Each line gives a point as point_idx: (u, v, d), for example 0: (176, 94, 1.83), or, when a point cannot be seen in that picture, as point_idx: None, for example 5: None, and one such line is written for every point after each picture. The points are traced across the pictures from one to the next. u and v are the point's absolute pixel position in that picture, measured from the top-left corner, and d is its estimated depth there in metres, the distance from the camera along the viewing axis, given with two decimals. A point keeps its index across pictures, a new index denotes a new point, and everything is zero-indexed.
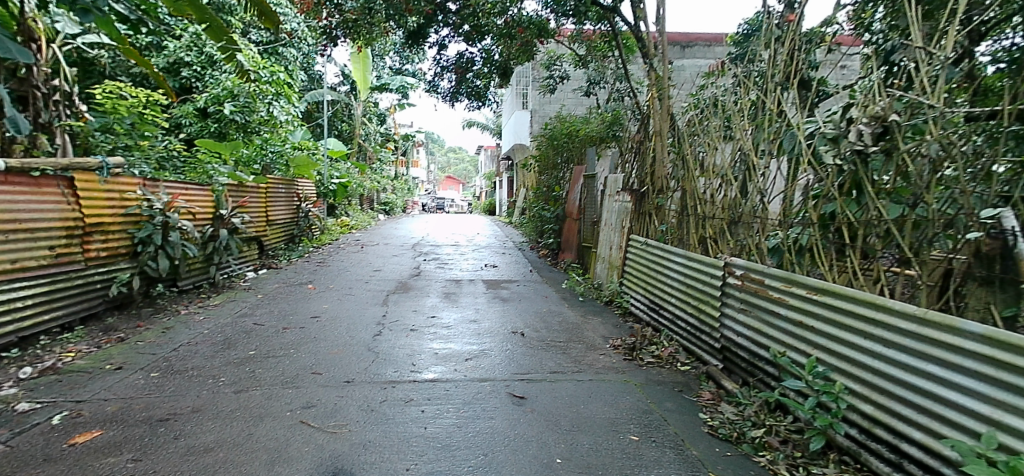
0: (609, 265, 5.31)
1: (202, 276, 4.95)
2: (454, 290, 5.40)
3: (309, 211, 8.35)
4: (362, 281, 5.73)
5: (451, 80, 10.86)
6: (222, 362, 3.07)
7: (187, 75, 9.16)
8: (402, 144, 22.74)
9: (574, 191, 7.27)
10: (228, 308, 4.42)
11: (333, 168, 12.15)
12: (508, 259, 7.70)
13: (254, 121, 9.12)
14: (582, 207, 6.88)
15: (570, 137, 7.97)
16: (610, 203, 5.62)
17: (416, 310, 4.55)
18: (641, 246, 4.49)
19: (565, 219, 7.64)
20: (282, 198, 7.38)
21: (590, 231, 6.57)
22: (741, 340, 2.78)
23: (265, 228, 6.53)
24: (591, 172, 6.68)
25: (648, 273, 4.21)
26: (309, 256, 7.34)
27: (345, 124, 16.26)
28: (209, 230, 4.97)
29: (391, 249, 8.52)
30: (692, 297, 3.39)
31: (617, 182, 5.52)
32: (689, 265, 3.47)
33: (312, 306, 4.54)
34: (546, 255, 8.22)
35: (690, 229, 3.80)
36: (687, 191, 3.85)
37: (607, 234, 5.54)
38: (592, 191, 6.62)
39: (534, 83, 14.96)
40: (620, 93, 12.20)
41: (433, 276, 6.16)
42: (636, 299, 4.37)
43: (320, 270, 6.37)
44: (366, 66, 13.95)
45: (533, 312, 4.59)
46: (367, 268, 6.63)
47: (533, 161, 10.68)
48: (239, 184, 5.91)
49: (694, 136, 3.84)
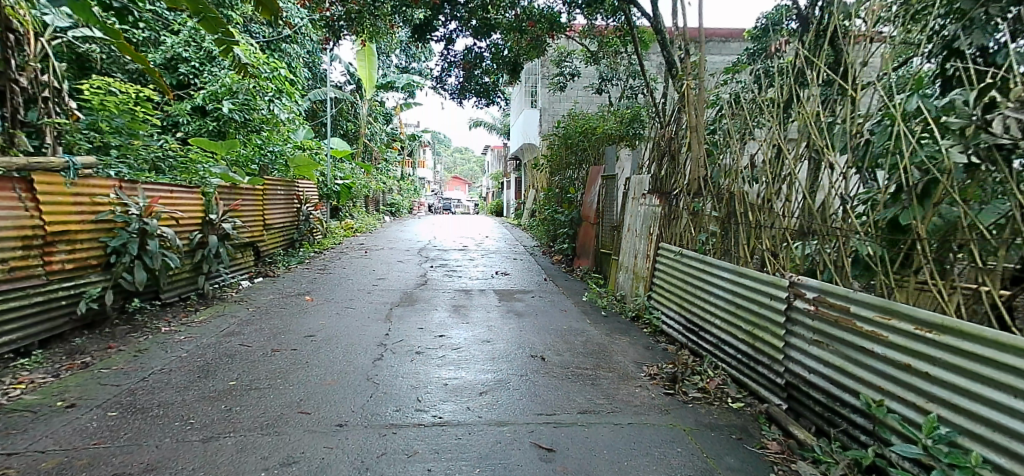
0: (633, 275, 4.84)
1: (190, 287, 4.54)
2: (465, 303, 4.93)
3: (310, 214, 7.91)
4: (364, 292, 5.27)
5: (458, 76, 10.40)
6: (196, 397, 2.62)
7: (185, 71, 8.70)
8: (408, 143, 22.35)
9: (591, 193, 6.78)
10: (214, 324, 3.98)
11: (336, 168, 11.74)
12: (521, 265, 7.23)
13: (255, 120, 8.70)
14: (600, 211, 6.39)
15: (585, 135, 7.49)
16: (634, 207, 5.12)
17: (422, 327, 4.09)
18: (673, 257, 4.01)
19: (581, 222, 7.14)
20: (281, 200, 6.94)
21: (609, 237, 6.08)
22: (815, 379, 2.31)
23: (262, 233, 6.10)
24: (609, 172, 6.19)
25: (683, 288, 3.73)
26: (309, 262, 6.91)
27: (350, 124, 15.83)
28: (196, 236, 4.55)
29: (397, 254, 8.05)
30: (743, 320, 2.92)
31: (642, 183, 5.02)
32: (739, 283, 2.99)
33: (308, 322, 4.10)
34: (560, 261, 7.75)
35: (735, 239, 3.31)
36: (732, 196, 3.36)
37: (631, 241, 5.05)
38: (611, 192, 6.12)
39: (543, 80, 14.48)
40: (634, 90, 11.74)
41: (440, 286, 5.69)
42: (669, 316, 3.89)
43: (320, 278, 5.94)
44: (370, 64, 13.52)
45: (553, 330, 4.11)
46: (369, 276, 6.17)
47: (544, 161, 10.21)
48: (233, 186, 5.48)
49: (740, 132, 3.36)
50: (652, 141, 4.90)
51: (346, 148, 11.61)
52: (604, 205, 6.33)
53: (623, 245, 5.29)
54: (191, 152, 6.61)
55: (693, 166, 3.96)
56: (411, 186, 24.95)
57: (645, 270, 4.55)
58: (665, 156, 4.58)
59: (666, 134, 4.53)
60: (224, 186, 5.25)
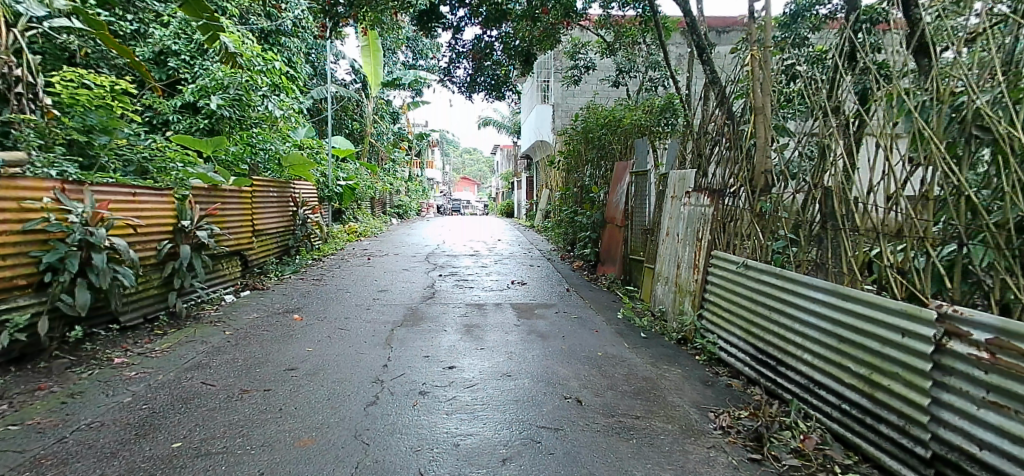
0: (677, 287, 4.11)
1: (157, 305, 3.91)
2: (479, 321, 4.23)
3: (308, 217, 7.26)
4: (363, 308, 4.58)
5: (467, 68, 9.69)
6: (119, 471, 1.94)
7: (175, 66, 8.09)
8: (417, 143, 21.71)
9: (618, 192, 6.05)
10: (179, 353, 3.31)
11: (339, 169, 11.11)
12: (539, 273, 6.51)
13: (250, 117, 8.09)
14: (630, 212, 5.67)
15: (609, 127, 6.74)
16: (675, 207, 4.40)
17: (428, 355, 3.39)
18: (734, 270, 3.28)
19: (606, 224, 6.42)
20: (274, 203, 6.27)
21: (640, 242, 5.36)
22: (992, 458, 1.60)
23: (250, 240, 5.45)
24: (640, 168, 5.48)
25: (752, 310, 3.01)
26: (305, 272, 6.26)
27: (356, 123, 15.20)
28: (166, 246, 3.92)
29: (403, 261, 7.39)
30: (852, 358, 2.20)
31: (686, 179, 4.28)
32: (845, 311, 2.26)
33: (292, 350, 3.42)
34: (581, 267, 7.02)
35: (829, 247, 2.56)
36: (824, 191, 2.61)
37: (672, 248, 4.32)
38: (642, 190, 5.40)
39: (556, 74, 13.73)
40: (654, 82, 10.94)
41: (451, 299, 4.99)
42: (731, 343, 3.17)
43: (314, 291, 5.27)
44: (375, 59, 12.87)
45: (586, 357, 3.40)
46: (370, 287, 5.49)
47: (561, 158, 9.47)
48: (215, 188, 4.82)
49: (833, 108, 2.62)
50: (699, 130, 4.15)
51: (350, 147, 10.96)
52: (633, 204, 5.62)
53: (661, 252, 4.58)
54: (170, 148, 5.97)
55: (757, 155, 3.22)
56: (420, 187, 24.30)
57: (695, 283, 3.81)
58: (715, 146, 3.84)
59: (718, 119, 3.78)
60: (200, 189, 4.56)
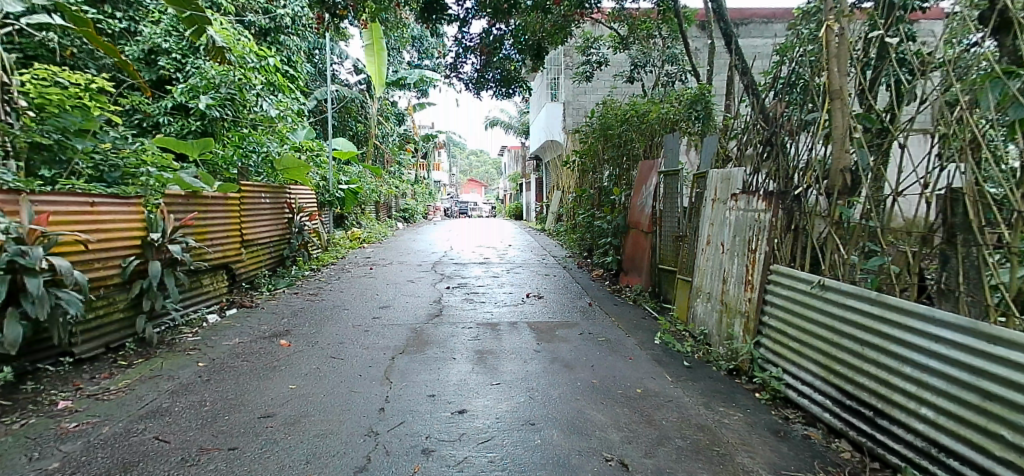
0: (725, 307, 3.55)
1: (122, 332, 3.39)
2: (493, 346, 3.68)
3: (307, 225, 6.75)
4: (360, 330, 4.05)
5: (475, 64, 9.12)
6: None
7: (165, 65, 7.62)
8: (423, 145, 21.23)
9: (645, 194, 5.47)
10: (138, 393, 2.78)
11: (342, 172, 10.62)
12: (556, 284, 5.94)
13: (244, 118, 7.60)
14: (659, 217, 5.10)
15: (631, 123, 6.16)
16: (717, 213, 3.84)
17: (434, 394, 2.84)
18: (805, 291, 2.70)
19: (630, 230, 5.86)
20: (267, 210, 5.76)
21: (672, 252, 4.80)
22: None
23: (238, 252, 4.93)
24: (670, 168, 4.92)
25: (837, 343, 2.42)
26: (301, 285, 5.75)
27: (360, 124, 14.71)
28: (132, 263, 3.40)
29: (408, 270, 6.85)
30: (1005, 424, 1.63)
31: (732, 180, 3.69)
32: (998, 360, 1.66)
33: (274, 388, 2.89)
34: (601, 276, 6.45)
35: (962, 267, 1.96)
36: (949, 195, 2.02)
37: (716, 261, 3.76)
38: (673, 193, 4.85)
39: (567, 71, 13.16)
40: (671, 76, 10.33)
41: (461, 318, 4.45)
42: (803, 381, 2.62)
43: (309, 308, 4.74)
44: (380, 59, 12.28)
45: (624, 396, 2.83)
46: (371, 303, 4.97)
47: (575, 158, 8.89)
48: (197, 195, 4.30)
49: (957, 91, 2.03)
50: (750, 124, 3.56)
51: (352, 149, 10.45)
52: (662, 209, 5.06)
53: (700, 263, 4.02)
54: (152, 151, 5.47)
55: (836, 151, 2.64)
56: (426, 189, 23.79)
57: (748, 304, 3.26)
58: (770, 140, 3.26)
59: (778, 110, 3.20)
60: (172, 193, 3.95)
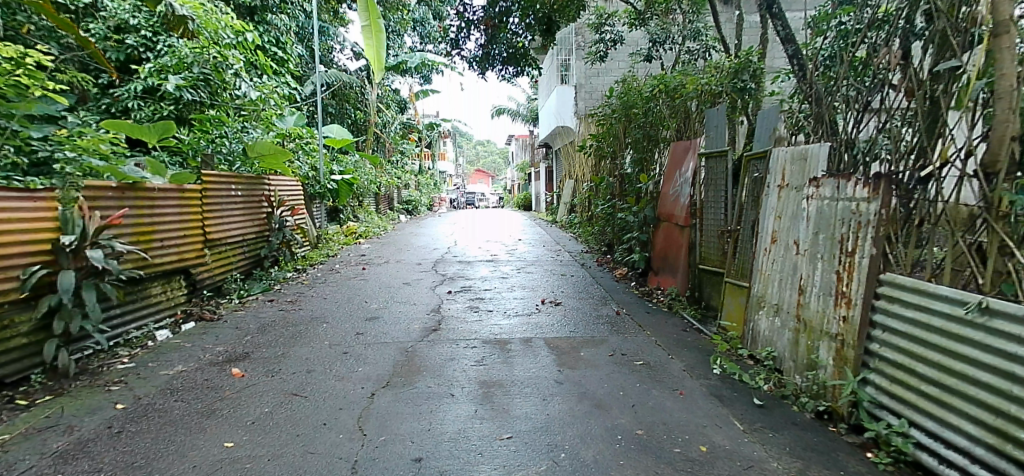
0: (804, 325, 2.73)
1: (27, 362, 2.64)
2: (502, 376, 2.88)
3: (291, 221, 5.99)
4: (338, 350, 3.27)
5: (480, 40, 8.22)
6: None
7: (134, 43, 6.84)
8: (427, 134, 20.40)
9: (683, 182, 4.62)
10: (10, 458, 2.01)
11: (337, 162, 9.84)
12: (575, 287, 5.15)
13: (222, 102, 6.83)
14: (699, 208, 4.29)
15: (660, 99, 5.29)
16: (787, 203, 3.01)
17: (421, 457, 2.04)
18: (950, 315, 1.90)
19: (662, 223, 5.05)
20: (238, 205, 4.99)
21: (721, 250, 4.00)
22: None
23: (198, 255, 4.17)
24: (715, 147, 4.10)
25: (1018, 397, 1.63)
26: (280, 290, 4.99)
27: (359, 112, 13.89)
28: (37, 274, 2.62)
29: (405, 271, 6.07)
30: None
31: (812, 159, 2.84)
32: None
33: (203, 448, 2.10)
34: (625, 276, 5.64)
35: None
36: None
37: (788, 264, 2.93)
38: (721, 177, 4.02)
39: (578, 51, 12.26)
40: (694, 53, 9.39)
41: (463, 332, 3.68)
42: (955, 447, 1.81)
43: (283, 320, 3.97)
44: (378, 41, 10.77)
45: (686, 461, 2.02)
46: (357, 313, 4.20)
47: (590, 143, 8.03)
48: (141, 187, 3.51)
49: None
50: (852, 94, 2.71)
51: (347, 136, 9.63)
52: (705, 198, 4.24)
53: (762, 265, 3.21)
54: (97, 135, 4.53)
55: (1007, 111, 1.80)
56: (431, 180, 22.94)
57: (842, 325, 2.42)
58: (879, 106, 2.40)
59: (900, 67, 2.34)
60: (94, 186, 3.11)
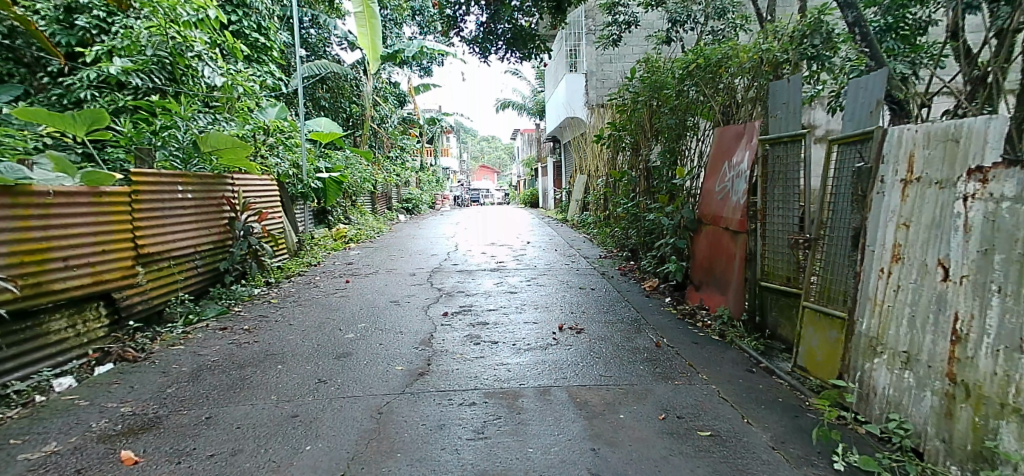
0: (963, 390, 1.82)
1: None
2: (511, 461, 1.98)
3: (261, 226, 5.12)
4: (286, 412, 2.38)
5: (480, 18, 7.28)
6: None
7: (85, 24, 5.97)
8: (428, 129, 19.57)
9: (736, 176, 3.68)
10: None
11: (325, 158, 8.97)
12: (598, 305, 4.23)
13: (185, 90, 5.93)
14: (762, 210, 3.38)
15: (699, 75, 4.35)
16: (924, 206, 2.09)
17: None
18: None
19: (707, 227, 4.11)
20: (188, 209, 4.13)
21: (796, 264, 3.08)
22: None
23: (128, 276, 3.31)
24: (786, 128, 3.17)
25: None
26: (239, 312, 4.11)
27: (354, 105, 13.01)
28: None
29: (395, 283, 5.19)
30: None
31: (972, 143, 1.90)
32: None
33: None
34: (657, 288, 4.73)
35: None
36: None
37: (927, 296, 2.01)
38: (796, 168, 3.08)
39: (588, 35, 11.34)
40: (719, 32, 8.43)
41: (459, 379, 2.77)
42: None
43: (227, 358, 3.09)
44: (373, 29, 9.86)
45: None
46: (326, 347, 3.31)
47: (607, 133, 7.11)
48: (24, 191, 2.65)
49: None
50: None
51: (336, 130, 8.74)
52: (769, 196, 3.32)
53: (876, 293, 2.29)
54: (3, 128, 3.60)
55: None
56: (433, 177, 22.03)
57: None
58: None
59: None
60: None
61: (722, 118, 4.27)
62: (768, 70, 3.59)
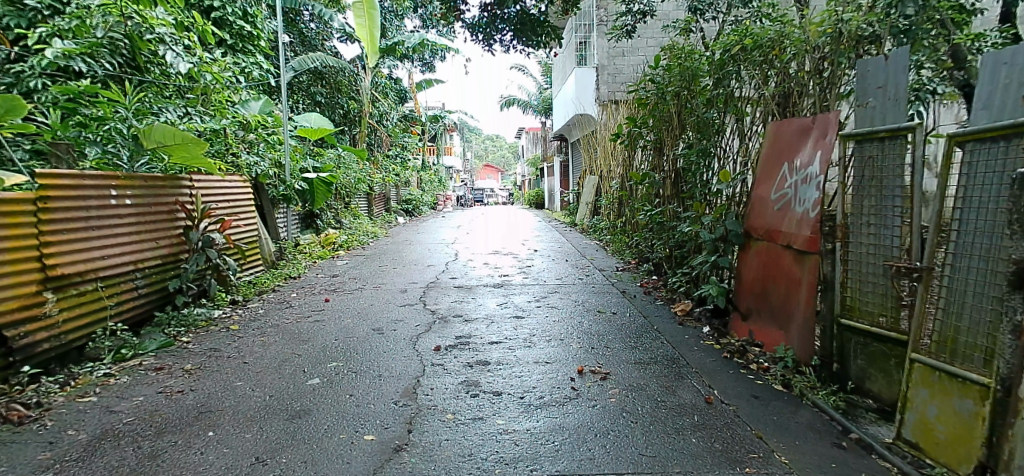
0: None
1: None
2: None
3: (225, 235, 4.39)
4: None
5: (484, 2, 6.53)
6: None
7: (37, 3, 5.25)
8: (430, 127, 18.83)
9: (805, 181, 2.91)
10: None
11: (314, 157, 8.23)
12: (624, 338, 3.48)
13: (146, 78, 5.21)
14: (841, 226, 2.63)
15: (747, 58, 3.57)
16: None
17: None
18: None
19: (760, 243, 3.34)
20: (122, 217, 3.39)
21: (896, 300, 2.31)
22: None
23: (27, 307, 2.56)
24: (883, 120, 2.41)
25: None
26: (187, 343, 3.38)
27: (352, 102, 12.29)
28: None
29: (382, 303, 4.45)
30: None
31: None
32: None
33: None
34: (691, 313, 3.98)
35: None
36: None
37: None
38: (899, 173, 2.31)
39: (600, 26, 10.57)
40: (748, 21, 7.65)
41: (447, 462, 2.01)
42: None
43: (143, 419, 2.36)
44: (369, 18, 9.13)
45: None
46: (280, 399, 2.58)
47: (624, 131, 6.34)
48: None
49: None
50: None
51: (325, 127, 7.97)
52: (853, 209, 2.57)
53: None
54: None
55: None
56: (435, 177, 21.28)
57: None
58: None
59: None
60: None
61: (776, 110, 3.50)
62: (847, 45, 2.80)
